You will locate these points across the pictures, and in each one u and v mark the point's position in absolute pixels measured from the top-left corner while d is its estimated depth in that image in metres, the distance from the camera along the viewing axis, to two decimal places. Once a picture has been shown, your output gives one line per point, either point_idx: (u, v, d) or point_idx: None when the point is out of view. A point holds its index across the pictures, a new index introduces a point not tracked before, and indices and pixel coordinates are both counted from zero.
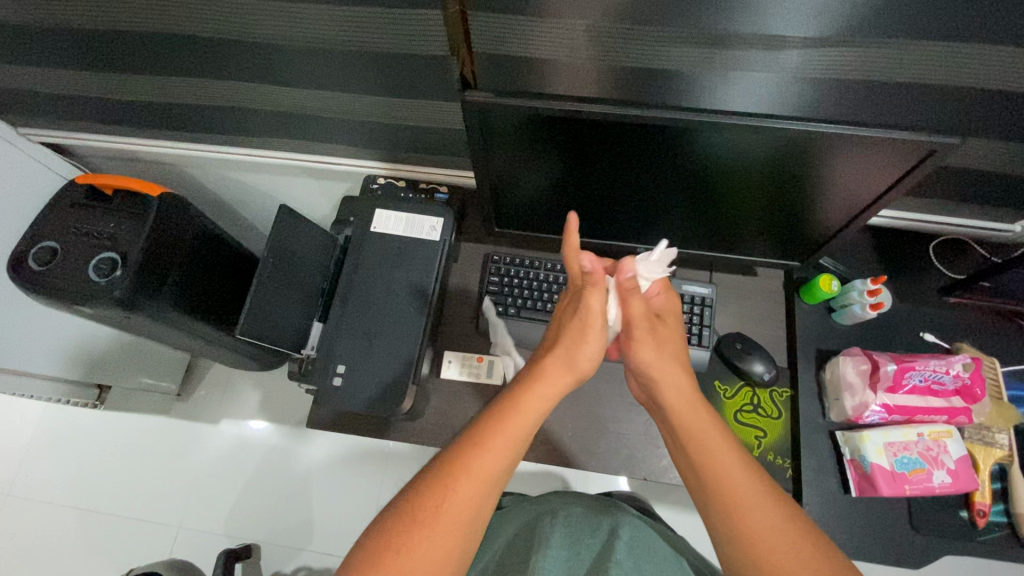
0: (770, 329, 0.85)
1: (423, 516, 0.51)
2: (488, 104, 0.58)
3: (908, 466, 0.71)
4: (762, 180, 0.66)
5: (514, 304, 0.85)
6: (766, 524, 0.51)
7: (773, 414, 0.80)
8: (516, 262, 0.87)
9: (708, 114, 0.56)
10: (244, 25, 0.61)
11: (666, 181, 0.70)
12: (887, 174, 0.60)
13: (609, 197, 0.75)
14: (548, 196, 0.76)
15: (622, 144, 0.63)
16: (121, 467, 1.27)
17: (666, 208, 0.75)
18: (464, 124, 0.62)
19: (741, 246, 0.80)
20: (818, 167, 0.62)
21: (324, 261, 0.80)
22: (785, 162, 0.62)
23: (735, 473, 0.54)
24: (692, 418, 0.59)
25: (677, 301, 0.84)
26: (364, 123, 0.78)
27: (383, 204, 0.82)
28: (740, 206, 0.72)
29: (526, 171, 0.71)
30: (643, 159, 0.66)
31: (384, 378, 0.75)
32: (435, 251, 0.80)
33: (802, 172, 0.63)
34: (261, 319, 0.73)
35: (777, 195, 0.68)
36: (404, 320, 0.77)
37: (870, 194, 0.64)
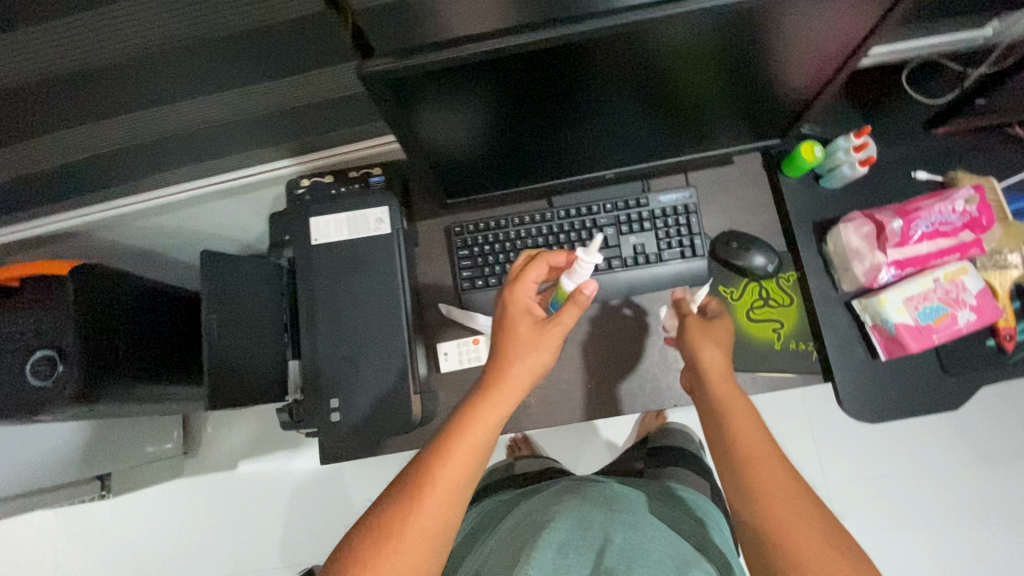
0: (761, 216, 0.79)
1: (391, 531, 0.50)
2: (394, 68, 0.48)
3: (932, 316, 0.69)
4: (724, 63, 0.58)
5: (493, 273, 0.79)
6: (803, 533, 0.49)
7: (785, 302, 0.77)
8: (481, 228, 0.80)
9: (652, 7, 0.47)
10: (61, 43, 0.49)
11: (620, 98, 0.61)
12: (861, 20, 0.53)
13: (560, 130, 0.66)
14: (495, 149, 0.68)
15: (558, 70, 0.54)
16: (156, 540, 1.23)
17: (626, 125, 0.67)
18: (373, 99, 0.52)
19: (712, 139, 0.73)
20: (784, 32, 0.53)
21: (275, 293, 0.71)
22: (746, 37, 0.53)
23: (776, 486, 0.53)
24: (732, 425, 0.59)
25: (658, 218, 0.79)
26: (259, 124, 0.66)
27: (317, 211, 0.73)
28: (704, 99, 0.64)
29: (465, 131, 0.63)
30: (588, 81, 0.57)
31: (384, 395, 0.69)
32: (391, 245, 0.72)
33: (767, 44, 0.55)
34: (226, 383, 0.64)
35: (744, 74, 0.60)
36: (384, 329, 0.70)
37: (845, 44, 0.57)
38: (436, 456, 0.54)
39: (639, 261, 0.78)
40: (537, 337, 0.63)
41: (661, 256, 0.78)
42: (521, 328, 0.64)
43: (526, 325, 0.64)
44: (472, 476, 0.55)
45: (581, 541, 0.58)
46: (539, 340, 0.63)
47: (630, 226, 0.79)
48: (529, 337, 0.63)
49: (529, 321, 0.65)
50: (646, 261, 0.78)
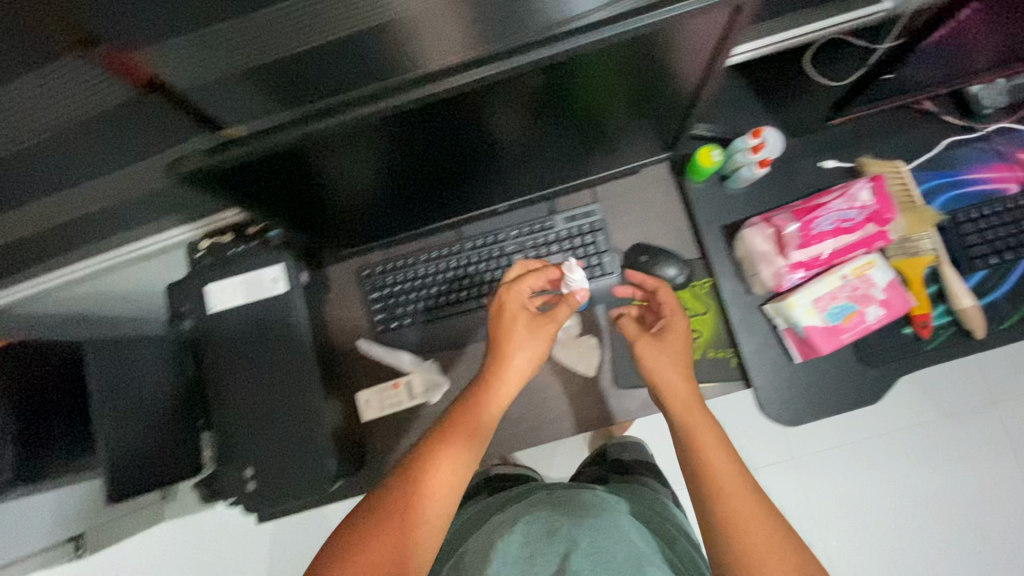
0: (671, 224, 0.77)
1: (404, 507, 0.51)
2: (201, 174, 0.45)
3: (840, 316, 0.67)
4: (609, 90, 0.53)
5: (406, 312, 0.78)
6: (761, 540, 0.48)
7: (700, 310, 0.76)
8: (390, 267, 0.78)
9: (449, 75, 0.43)
10: None
11: (477, 146, 0.59)
12: (704, 49, 0.49)
13: (432, 180, 0.64)
14: (374, 204, 0.66)
15: (433, 121, 0.49)
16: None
17: (528, 153, 0.64)
18: (226, 190, 0.49)
19: (616, 156, 0.70)
20: (653, 58, 0.49)
21: (172, 367, 0.70)
22: (619, 67, 0.48)
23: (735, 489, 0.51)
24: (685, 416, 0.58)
25: (567, 238, 0.77)
26: (127, 205, 0.63)
27: (212, 276, 0.71)
28: (597, 123, 0.60)
29: (330, 198, 0.61)
30: (432, 141, 0.54)
31: (297, 457, 0.68)
32: (290, 303, 0.70)
33: (610, 83, 0.52)
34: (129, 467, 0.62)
35: (635, 98, 0.56)
36: (291, 390, 0.69)
37: (697, 71, 0.53)
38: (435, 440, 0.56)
39: None
40: (541, 330, 0.65)
41: None
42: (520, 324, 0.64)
43: (525, 320, 0.65)
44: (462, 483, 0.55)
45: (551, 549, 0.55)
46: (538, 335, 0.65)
47: (538, 250, 0.77)
48: (530, 332, 0.64)
49: (532, 318, 0.66)
50: None
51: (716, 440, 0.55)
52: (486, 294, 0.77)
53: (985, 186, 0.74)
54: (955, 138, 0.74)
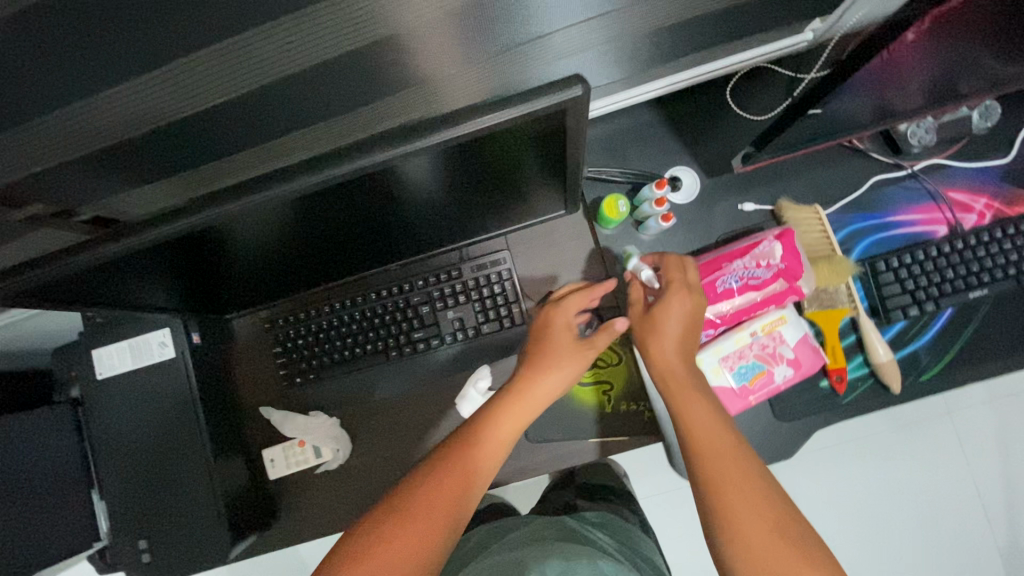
0: (583, 270, 0.74)
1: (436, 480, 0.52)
2: (19, 282, 0.46)
3: (748, 376, 0.65)
4: (472, 170, 0.51)
5: (312, 366, 0.76)
6: (751, 514, 0.47)
7: (613, 361, 0.73)
8: (293, 320, 0.75)
9: (280, 181, 0.43)
10: None
11: (345, 231, 0.59)
12: (538, 142, 0.47)
13: (309, 256, 0.64)
14: (257, 279, 0.67)
15: (317, 208, 0.50)
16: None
17: (420, 225, 0.63)
18: (68, 289, 0.48)
19: (516, 215, 0.68)
20: (507, 146, 0.47)
21: (64, 440, 0.68)
22: (473, 156, 0.47)
23: (724, 462, 0.50)
24: (677, 397, 0.56)
25: (474, 289, 0.74)
26: None
27: (98, 342, 0.69)
28: (480, 193, 0.59)
29: (200, 282, 0.62)
30: (277, 231, 0.54)
31: (191, 528, 0.67)
32: (179, 368, 0.68)
33: (450, 173, 0.51)
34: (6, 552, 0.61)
35: (508, 173, 0.54)
36: (182, 460, 0.67)
37: (551, 155, 0.51)
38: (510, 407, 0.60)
39: (459, 337, 0.74)
40: (580, 350, 0.63)
41: (480, 329, 0.74)
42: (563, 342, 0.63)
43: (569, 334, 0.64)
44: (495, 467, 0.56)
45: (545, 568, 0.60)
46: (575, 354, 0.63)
47: (445, 301, 0.74)
48: (560, 350, 0.63)
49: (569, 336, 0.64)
50: (466, 336, 0.74)
51: (714, 415, 0.54)
52: (393, 347, 0.75)
53: (911, 229, 0.70)
54: (881, 176, 0.70)
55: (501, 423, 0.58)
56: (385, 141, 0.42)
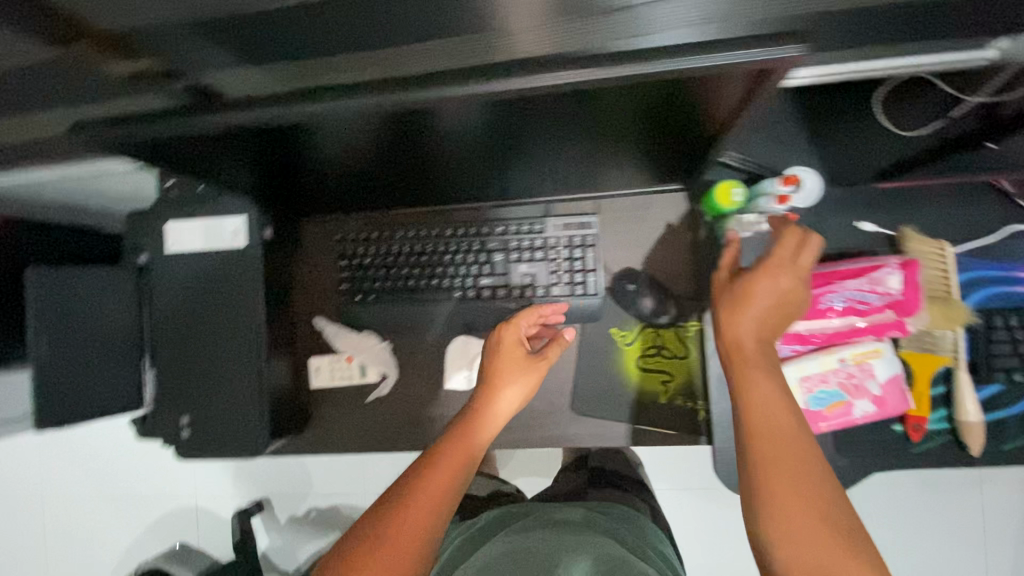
0: (670, 255, 0.70)
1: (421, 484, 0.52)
2: (107, 136, 0.39)
3: (825, 402, 0.61)
4: (616, 117, 0.43)
5: (373, 288, 0.74)
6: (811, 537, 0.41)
7: (680, 354, 0.70)
8: (364, 237, 0.73)
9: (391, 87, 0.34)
10: None
11: (443, 154, 0.52)
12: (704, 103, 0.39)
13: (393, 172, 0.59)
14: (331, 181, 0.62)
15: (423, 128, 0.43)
16: (147, 453, 1.48)
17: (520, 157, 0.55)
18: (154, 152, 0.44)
19: (623, 178, 0.64)
20: (677, 95, 0.38)
21: (129, 302, 0.67)
22: (639, 95, 0.38)
23: (788, 464, 0.44)
24: (749, 384, 0.48)
25: (556, 247, 0.70)
26: None
27: (173, 214, 0.68)
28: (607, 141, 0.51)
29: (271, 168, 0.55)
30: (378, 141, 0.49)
31: (230, 417, 0.67)
32: (250, 257, 0.67)
33: (588, 116, 0.43)
34: (66, 400, 0.61)
35: (651, 127, 0.47)
36: (235, 349, 0.67)
37: (710, 117, 0.43)
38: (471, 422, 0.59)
39: (525, 294, 0.70)
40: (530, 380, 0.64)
41: (550, 291, 0.70)
42: (514, 360, 0.64)
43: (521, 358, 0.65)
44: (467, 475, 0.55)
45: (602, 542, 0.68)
46: (528, 370, 0.65)
47: (520, 254, 0.70)
48: (512, 370, 0.63)
49: (521, 353, 0.65)
50: (533, 295, 0.71)
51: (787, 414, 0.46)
52: (456, 289, 0.72)
53: None
54: (1021, 227, 0.64)
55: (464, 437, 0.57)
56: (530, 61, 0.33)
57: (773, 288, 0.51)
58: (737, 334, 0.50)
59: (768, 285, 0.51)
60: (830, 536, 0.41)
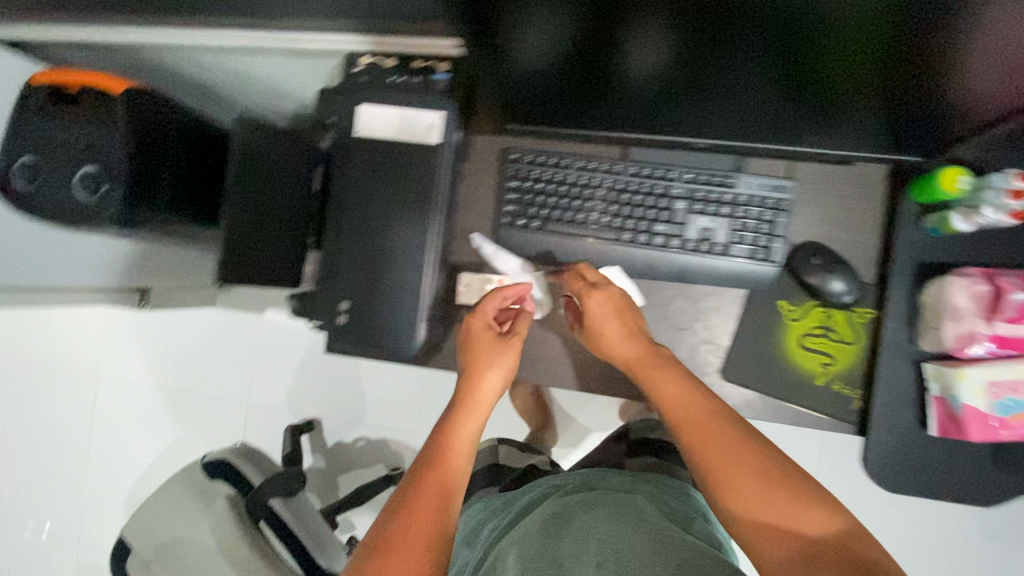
0: (860, 237, 0.67)
1: (429, 468, 0.57)
2: None
3: (1011, 410, 0.59)
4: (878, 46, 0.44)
5: (538, 215, 0.72)
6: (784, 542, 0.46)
7: (847, 339, 0.68)
8: (540, 161, 0.71)
9: None
10: None
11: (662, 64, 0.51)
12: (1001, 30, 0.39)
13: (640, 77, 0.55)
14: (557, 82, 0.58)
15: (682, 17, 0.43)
16: (212, 349, 1.48)
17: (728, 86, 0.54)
18: None
19: (838, 134, 0.60)
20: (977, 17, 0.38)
21: (308, 178, 0.67)
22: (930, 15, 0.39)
23: (739, 475, 0.51)
24: (701, 435, 0.55)
25: (742, 205, 0.67)
26: None
27: (368, 97, 0.66)
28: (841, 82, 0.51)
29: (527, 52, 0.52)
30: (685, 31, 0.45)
31: (388, 312, 0.67)
32: (436, 155, 0.65)
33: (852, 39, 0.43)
34: None
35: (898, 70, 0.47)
36: (405, 246, 0.66)
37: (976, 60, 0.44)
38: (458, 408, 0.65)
39: (701, 248, 0.68)
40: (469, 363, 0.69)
41: (728, 249, 0.68)
42: (484, 342, 0.69)
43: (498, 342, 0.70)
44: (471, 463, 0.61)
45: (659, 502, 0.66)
46: (502, 351, 0.69)
47: (705, 206, 0.68)
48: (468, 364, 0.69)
49: (490, 340, 0.70)
50: (709, 251, 0.69)
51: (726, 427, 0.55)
52: (629, 230, 0.70)
53: None
54: None
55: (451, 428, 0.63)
56: None
57: (604, 303, 0.66)
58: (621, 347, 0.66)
59: (598, 308, 0.66)
60: (774, 491, 0.49)
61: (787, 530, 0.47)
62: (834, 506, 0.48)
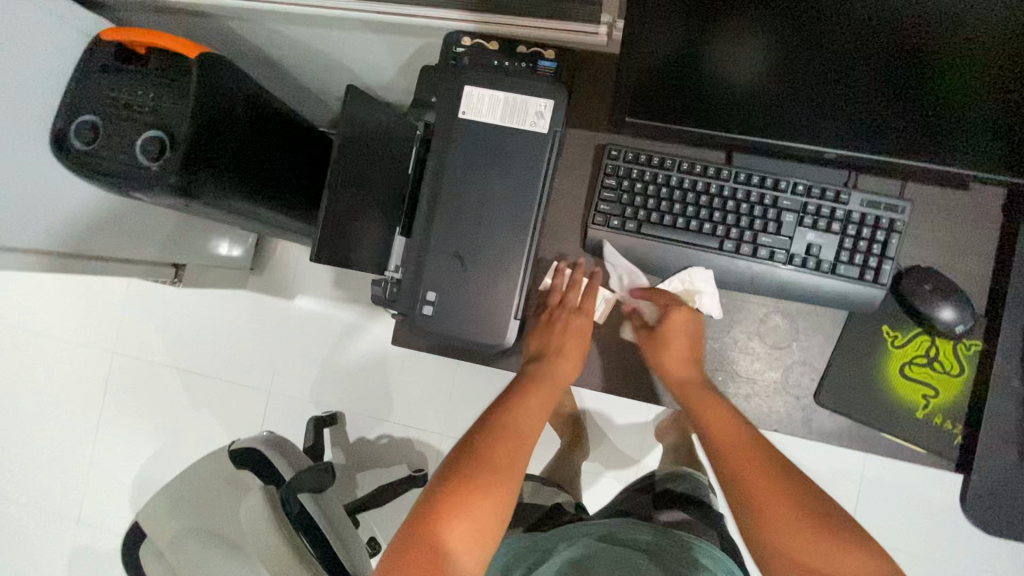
0: (972, 266, 0.64)
1: (467, 493, 0.54)
2: None
3: None
4: None
5: (634, 217, 0.68)
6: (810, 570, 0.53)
7: (953, 370, 0.65)
8: (641, 160, 0.67)
9: None
10: None
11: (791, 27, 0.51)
12: None
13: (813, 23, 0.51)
14: (714, 41, 0.54)
15: None
16: (228, 335, 1.39)
17: (849, 67, 0.54)
18: None
19: (972, 153, 0.57)
20: None
21: (402, 159, 0.65)
22: None
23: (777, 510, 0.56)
24: (738, 461, 0.60)
25: (853, 224, 0.65)
26: None
27: (474, 80, 0.63)
28: (967, 68, 0.51)
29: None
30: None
31: (478, 305, 0.63)
32: (544, 146, 0.63)
33: None
34: (333, 237, 0.61)
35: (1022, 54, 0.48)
36: (501, 239, 0.63)
37: None
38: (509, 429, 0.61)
39: (806, 264, 0.65)
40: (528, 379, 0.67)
41: (836, 267, 0.65)
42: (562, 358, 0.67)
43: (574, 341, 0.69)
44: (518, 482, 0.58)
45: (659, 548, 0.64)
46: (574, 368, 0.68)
47: (813, 221, 0.65)
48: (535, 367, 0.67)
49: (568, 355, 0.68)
50: (814, 268, 0.65)
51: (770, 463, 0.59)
52: (730, 239, 0.66)
53: None
54: None
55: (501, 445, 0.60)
56: None
57: (685, 338, 0.67)
58: (688, 369, 0.67)
59: (677, 336, 0.67)
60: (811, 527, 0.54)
61: (801, 558, 0.53)
62: (852, 535, 0.54)
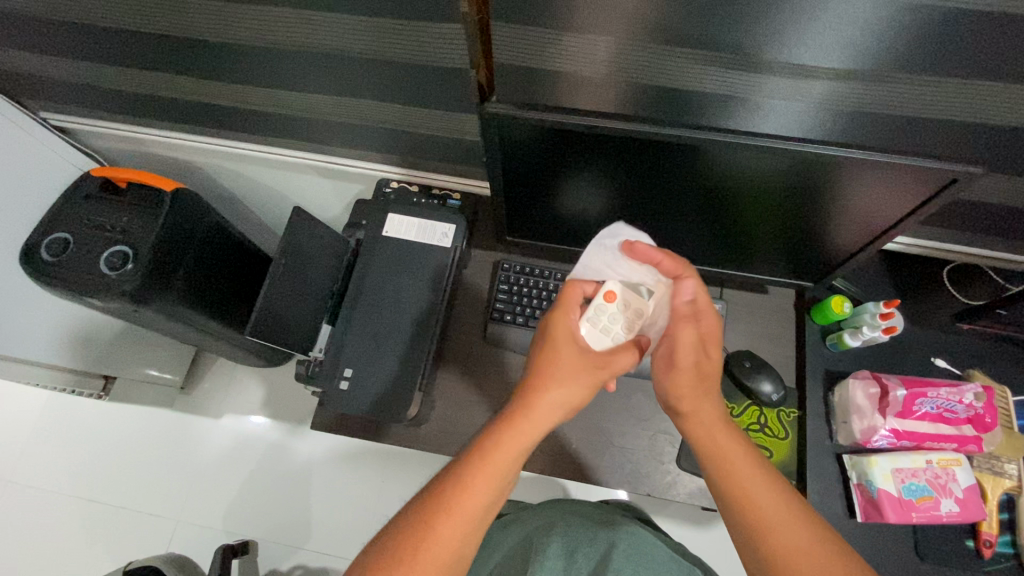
0: (779, 349, 0.84)
1: (431, 522, 0.51)
2: (516, 113, 0.58)
3: (916, 493, 0.71)
4: (771, 202, 0.66)
5: (523, 313, 0.85)
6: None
7: (780, 434, 0.79)
8: (527, 271, 0.86)
9: (678, 127, 0.57)
10: (254, 28, 0.62)
11: (624, 206, 0.73)
12: (831, 206, 0.64)
13: (636, 198, 0.71)
14: (567, 209, 0.75)
15: (637, 167, 0.65)
16: (132, 458, 1.31)
17: (671, 222, 0.74)
18: (481, 134, 0.62)
19: (756, 266, 0.80)
20: (832, 190, 0.62)
21: (335, 263, 0.82)
22: (794, 184, 0.62)
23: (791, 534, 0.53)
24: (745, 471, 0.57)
25: None
26: (364, 129, 0.78)
27: (395, 208, 0.82)
28: (746, 228, 0.72)
29: (548, 185, 0.71)
30: (685, 169, 0.63)
31: (390, 380, 0.75)
32: (447, 257, 0.80)
33: (761, 199, 0.66)
34: (269, 320, 0.75)
35: (784, 222, 0.70)
36: (411, 325, 0.77)
37: (817, 223, 0.68)
38: (442, 512, 0.52)
39: None
40: (484, 438, 0.56)
41: None
42: (565, 359, 0.58)
43: (574, 376, 0.58)
44: (492, 502, 0.54)
45: (589, 547, 0.67)
46: (581, 377, 0.58)
47: None
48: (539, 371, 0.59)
49: (574, 351, 0.59)
50: None
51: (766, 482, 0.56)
52: None
53: None
54: None
55: (423, 535, 0.51)
56: (786, 138, 0.56)
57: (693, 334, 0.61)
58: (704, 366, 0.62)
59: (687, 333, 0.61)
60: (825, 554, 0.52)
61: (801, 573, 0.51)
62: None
